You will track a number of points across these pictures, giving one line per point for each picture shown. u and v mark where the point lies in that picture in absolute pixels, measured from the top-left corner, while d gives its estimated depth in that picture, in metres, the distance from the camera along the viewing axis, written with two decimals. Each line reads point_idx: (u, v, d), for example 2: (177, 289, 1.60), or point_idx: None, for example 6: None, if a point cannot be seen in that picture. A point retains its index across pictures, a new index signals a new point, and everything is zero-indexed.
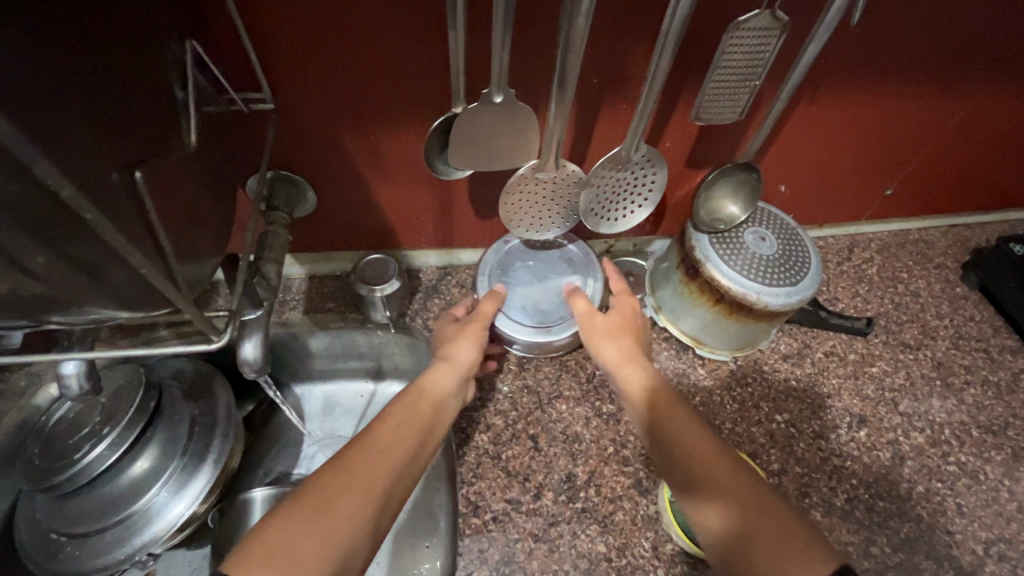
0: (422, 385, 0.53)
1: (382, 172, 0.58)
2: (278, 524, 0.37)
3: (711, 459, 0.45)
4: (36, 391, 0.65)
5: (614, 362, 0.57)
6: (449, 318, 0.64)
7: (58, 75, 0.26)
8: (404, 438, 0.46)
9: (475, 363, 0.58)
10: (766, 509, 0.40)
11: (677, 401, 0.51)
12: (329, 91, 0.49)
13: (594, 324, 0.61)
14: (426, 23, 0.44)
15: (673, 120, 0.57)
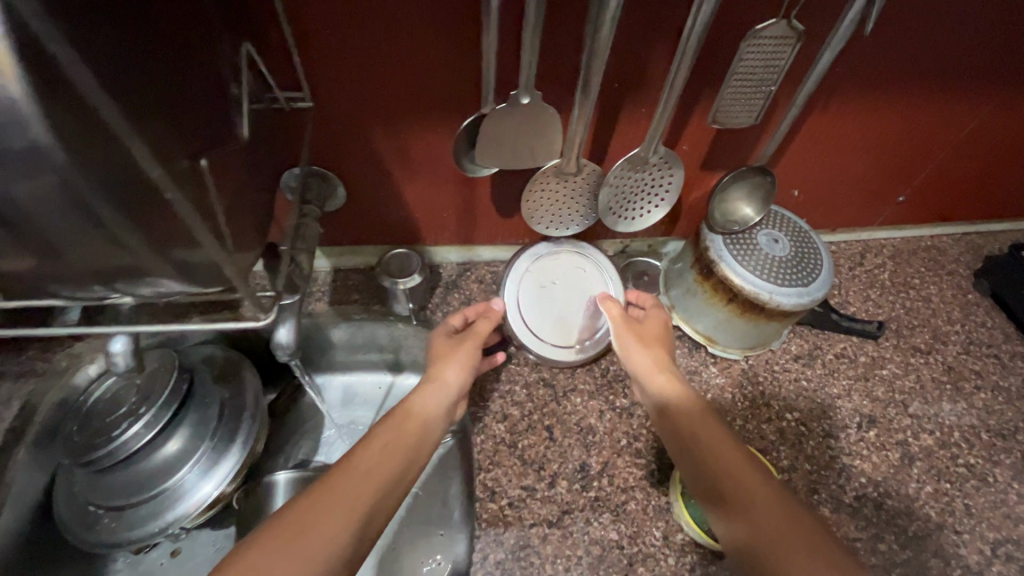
0: (410, 406, 0.54)
1: (409, 169, 0.61)
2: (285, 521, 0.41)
3: (731, 462, 0.46)
4: (76, 372, 0.68)
5: (645, 368, 0.58)
6: (442, 330, 0.63)
7: (151, 67, 0.29)
8: (387, 460, 0.47)
9: (461, 383, 0.58)
10: (797, 525, 0.40)
11: (708, 413, 0.52)
12: (364, 90, 0.52)
13: (627, 329, 0.62)
14: (460, 29, 0.47)
15: (690, 124, 0.59)
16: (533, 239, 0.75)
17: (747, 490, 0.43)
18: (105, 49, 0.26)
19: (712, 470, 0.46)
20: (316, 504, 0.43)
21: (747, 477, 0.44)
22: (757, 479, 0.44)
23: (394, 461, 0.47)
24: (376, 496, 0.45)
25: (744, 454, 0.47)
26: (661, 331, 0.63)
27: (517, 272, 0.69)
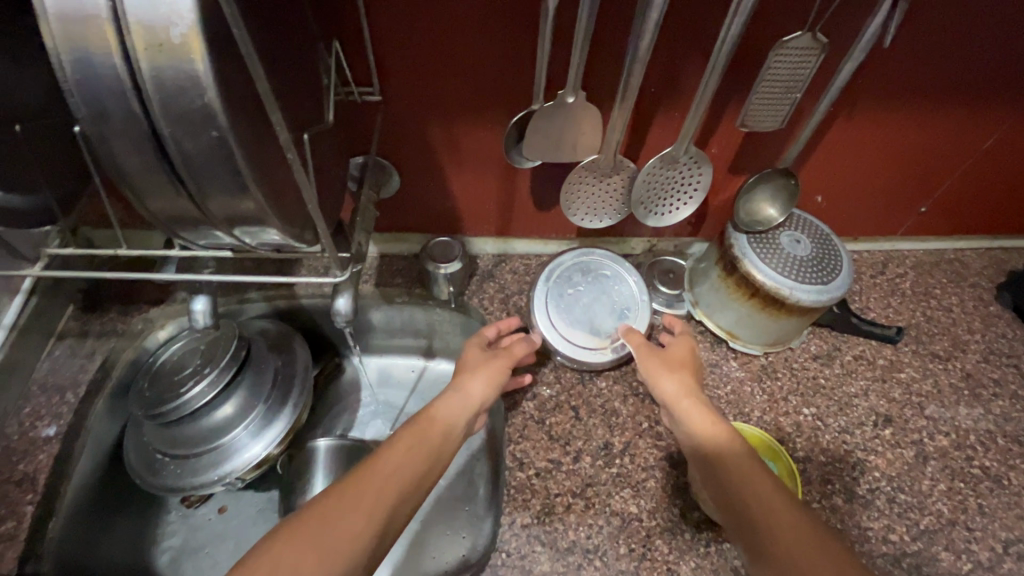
0: (434, 411, 0.55)
1: (457, 161, 0.67)
2: (324, 498, 0.44)
3: (767, 499, 0.47)
4: (147, 335, 0.75)
5: (672, 394, 0.58)
6: (477, 342, 0.67)
7: (284, 56, 0.35)
8: (409, 464, 0.49)
9: (488, 398, 0.60)
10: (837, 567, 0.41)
11: (742, 443, 0.52)
12: (426, 85, 0.58)
13: (654, 357, 0.62)
14: (516, 35, 0.53)
15: (721, 127, 0.64)
16: (567, 233, 0.80)
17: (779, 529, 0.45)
18: (263, 41, 0.32)
19: (747, 507, 0.47)
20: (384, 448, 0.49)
21: (779, 514, 0.46)
22: (790, 516, 0.45)
23: (416, 462, 0.50)
24: (419, 461, 0.50)
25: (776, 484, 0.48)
26: (688, 355, 0.63)
27: (544, 283, 0.73)
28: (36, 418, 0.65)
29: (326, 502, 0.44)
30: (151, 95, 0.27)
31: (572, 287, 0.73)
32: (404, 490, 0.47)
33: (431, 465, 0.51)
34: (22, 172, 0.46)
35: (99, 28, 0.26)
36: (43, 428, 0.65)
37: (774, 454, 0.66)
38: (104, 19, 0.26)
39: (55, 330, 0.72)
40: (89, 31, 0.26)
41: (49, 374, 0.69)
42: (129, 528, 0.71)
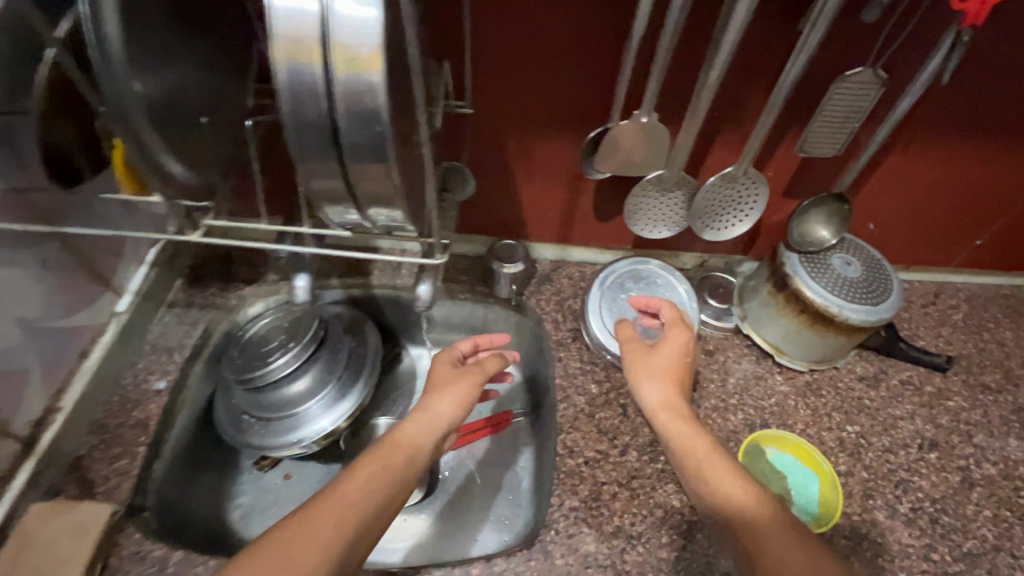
0: (400, 433, 0.57)
1: (529, 171, 0.74)
2: (282, 530, 0.46)
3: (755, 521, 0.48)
4: (242, 309, 0.84)
5: (653, 403, 0.59)
6: (448, 358, 0.68)
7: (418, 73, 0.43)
8: (369, 492, 0.50)
9: (456, 416, 0.61)
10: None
11: (719, 455, 0.53)
12: (512, 101, 0.65)
13: (640, 358, 0.63)
14: (600, 60, 0.59)
15: (779, 151, 0.69)
16: (623, 243, 0.85)
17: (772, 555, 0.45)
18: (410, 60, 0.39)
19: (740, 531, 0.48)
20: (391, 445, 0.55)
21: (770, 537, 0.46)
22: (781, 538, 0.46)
23: (377, 489, 0.51)
24: (385, 489, 0.51)
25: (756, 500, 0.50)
26: (678, 356, 0.63)
27: (598, 290, 0.79)
28: (149, 373, 0.74)
29: (289, 530, 0.46)
30: (337, 93, 0.34)
31: (624, 295, 0.78)
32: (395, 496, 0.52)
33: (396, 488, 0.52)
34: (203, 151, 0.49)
35: (308, 46, 0.33)
36: (154, 381, 0.74)
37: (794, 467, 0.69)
38: (313, 37, 0.33)
39: (166, 300, 0.81)
40: (305, 37, 0.33)
41: (159, 336, 0.78)
42: (212, 481, 0.78)
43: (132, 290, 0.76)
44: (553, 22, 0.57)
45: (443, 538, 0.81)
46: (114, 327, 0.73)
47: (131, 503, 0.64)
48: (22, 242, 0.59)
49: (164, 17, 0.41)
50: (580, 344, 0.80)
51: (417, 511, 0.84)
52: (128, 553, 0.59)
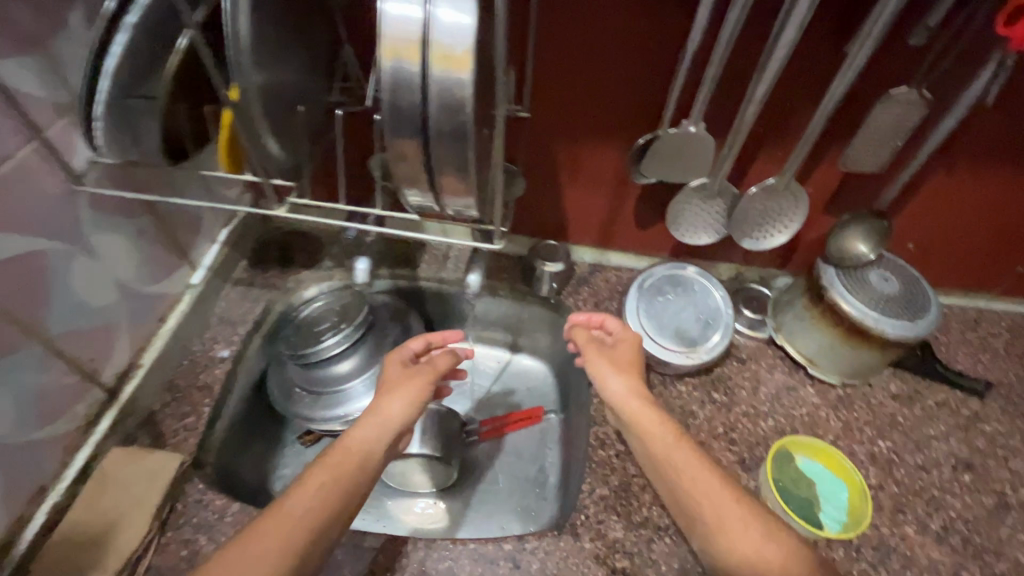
0: (348, 440, 0.60)
1: (576, 176, 0.77)
2: (227, 553, 0.50)
3: (719, 505, 0.55)
4: (301, 290, 0.91)
5: (620, 396, 0.64)
6: (398, 358, 0.69)
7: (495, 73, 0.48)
8: (318, 503, 0.54)
9: (408, 416, 0.64)
10: (781, 555, 0.51)
11: (684, 441, 0.60)
12: (567, 109, 0.69)
13: (599, 356, 0.68)
14: (654, 74, 0.63)
15: (821, 166, 0.71)
16: (662, 250, 0.88)
17: (731, 526, 0.54)
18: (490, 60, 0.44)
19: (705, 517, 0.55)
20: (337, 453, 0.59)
21: (728, 514, 0.54)
22: (740, 515, 0.54)
23: (325, 499, 0.55)
24: (333, 498, 0.55)
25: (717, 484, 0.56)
26: (633, 352, 0.68)
27: (636, 291, 0.81)
28: (214, 342, 0.81)
29: (246, 545, 0.51)
30: (430, 87, 0.39)
31: (661, 297, 0.81)
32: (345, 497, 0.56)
33: (346, 495, 0.56)
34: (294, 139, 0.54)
35: (409, 46, 0.38)
36: (219, 349, 0.80)
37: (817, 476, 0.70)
38: (415, 38, 0.38)
39: (231, 277, 0.88)
40: (410, 39, 0.38)
41: (225, 310, 0.84)
42: (260, 450, 0.83)
43: (204, 265, 0.83)
44: (612, 38, 0.61)
45: (474, 522, 0.85)
46: (189, 297, 0.80)
47: (196, 456, 0.70)
48: (124, 212, 0.66)
49: (278, 18, 0.47)
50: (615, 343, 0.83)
51: (446, 497, 0.87)
52: (192, 500, 0.65)
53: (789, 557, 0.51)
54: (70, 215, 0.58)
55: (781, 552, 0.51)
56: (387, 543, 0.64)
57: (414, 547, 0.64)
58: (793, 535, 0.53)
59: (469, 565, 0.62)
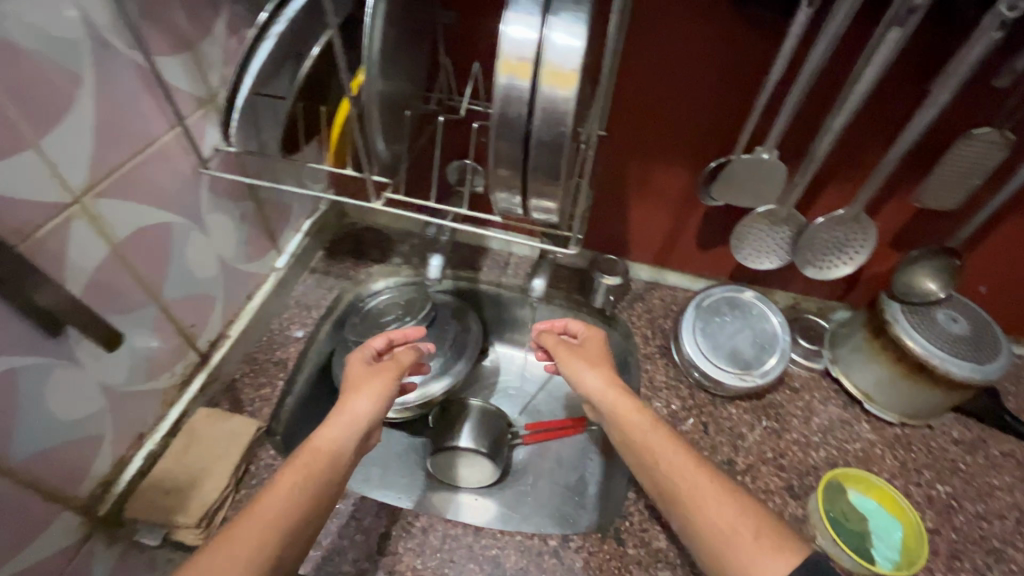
0: (315, 441, 0.58)
1: (643, 193, 0.80)
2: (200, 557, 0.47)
3: (692, 479, 0.56)
4: (370, 283, 0.96)
5: (598, 386, 0.67)
6: (362, 357, 0.70)
7: (589, 92, 0.52)
8: (292, 505, 0.52)
9: (375, 412, 0.63)
10: (755, 531, 0.51)
11: (659, 426, 0.62)
12: (643, 129, 0.72)
13: (572, 355, 0.71)
14: (731, 105, 0.66)
15: (892, 200, 0.72)
16: (720, 273, 0.90)
17: (705, 501, 0.54)
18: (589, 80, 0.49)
19: (678, 489, 0.56)
20: (299, 456, 0.56)
21: (704, 491, 0.55)
22: (714, 491, 0.55)
23: (298, 499, 0.53)
24: (307, 497, 0.53)
25: (691, 461, 0.58)
26: (602, 349, 0.73)
27: (692, 310, 0.83)
28: (291, 322, 0.87)
29: (210, 556, 0.47)
30: (538, 99, 0.44)
31: (717, 319, 0.82)
32: (317, 499, 0.54)
33: (316, 500, 0.54)
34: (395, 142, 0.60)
35: (523, 64, 0.43)
36: (295, 330, 0.87)
37: (867, 512, 0.69)
38: (529, 57, 0.43)
39: (309, 265, 0.95)
40: (524, 58, 0.43)
41: (302, 294, 0.92)
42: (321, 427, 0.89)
43: (288, 251, 0.90)
44: (694, 64, 0.63)
45: (514, 519, 0.85)
46: (274, 278, 0.87)
47: (269, 424, 0.76)
48: (234, 196, 0.74)
49: (399, 35, 0.53)
50: (667, 360, 0.85)
51: (487, 494, 0.87)
52: (264, 464, 0.70)
53: (761, 529, 0.51)
54: (193, 194, 0.66)
55: (754, 525, 0.51)
56: (438, 526, 0.67)
57: (463, 532, 0.67)
58: (765, 510, 0.53)
59: (514, 556, 0.65)
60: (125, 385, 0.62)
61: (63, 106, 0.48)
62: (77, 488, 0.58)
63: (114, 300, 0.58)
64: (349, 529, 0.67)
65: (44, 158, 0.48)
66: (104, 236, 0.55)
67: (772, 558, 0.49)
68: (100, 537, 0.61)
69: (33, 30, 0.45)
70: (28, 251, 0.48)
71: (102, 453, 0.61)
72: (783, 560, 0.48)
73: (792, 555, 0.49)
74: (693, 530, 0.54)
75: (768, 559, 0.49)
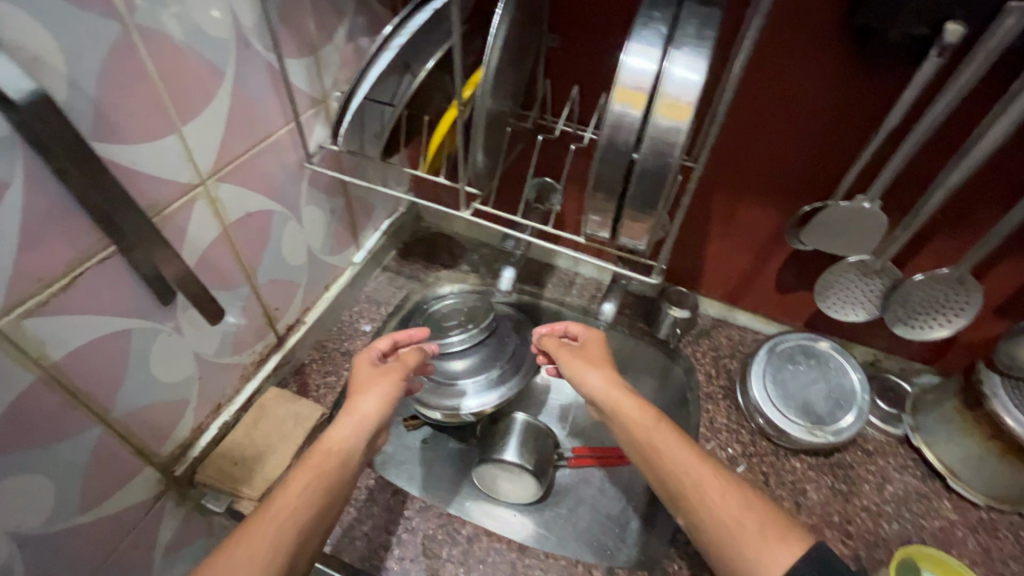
0: (327, 441, 0.58)
1: (727, 229, 0.79)
2: (217, 559, 0.46)
3: (696, 474, 0.54)
4: (436, 285, 0.99)
5: (602, 386, 0.65)
6: (366, 359, 0.68)
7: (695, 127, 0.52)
8: (306, 503, 0.52)
9: (382, 414, 0.62)
10: (761, 523, 0.49)
11: (662, 422, 0.60)
12: (736, 164, 0.71)
13: (574, 357, 0.69)
14: (834, 151, 0.64)
15: (1003, 265, 0.67)
16: (796, 320, 0.86)
17: (709, 495, 0.52)
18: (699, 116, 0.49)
19: (681, 486, 0.54)
20: (312, 455, 0.57)
21: (708, 486, 0.53)
22: (718, 486, 0.52)
23: (313, 499, 0.52)
24: (322, 493, 0.53)
25: (695, 456, 0.56)
26: (605, 351, 0.71)
27: (762, 356, 0.80)
28: (360, 317, 0.91)
29: (225, 558, 0.46)
30: (647, 129, 0.44)
31: (790, 368, 0.79)
32: (327, 501, 0.54)
33: (328, 498, 0.54)
34: (492, 157, 0.62)
35: (637, 95, 0.44)
36: (363, 324, 0.90)
37: None
38: (646, 88, 0.43)
39: (382, 263, 0.99)
40: (641, 87, 0.43)
41: (373, 290, 0.96)
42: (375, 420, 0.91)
43: (366, 248, 0.94)
44: (799, 106, 0.62)
45: (546, 543, 0.82)
46: (350, 272, 0.91)
47: (331, 411, 0.79)
48: (328, 191, 0.78)
49: (511, 57, 0.55)
50: (731, 403, 0.82)
51: (525, 513, 0.85)
52: None
53: (766, 522, 0.49)
54: (295, 186, 0.71)
55: (758, 517, 0.49)
56: (484, 537, 0.67)
57: (506, 549, 0.67)
58: (770, 504, 0.51)
59: None
60: (213, 356, 0.67)
61: (206, 98, 0.53)
62: (161, 447, 0.62)
63: (219, 277, 0.63)
64: (397, 525, 0.68)
65: (184, 143, 0.52)
66: (219, 217, 0.60)
67: (777, 550, 0.46)
68: (171, 495, 0.65)
69: (186, 27, 0.49)
70: (160, 224, 0.53)
71: (186, 416, 0.65)
72: (787, 552, 0.46)
73: (798, 548, 0.46)
74: (698, 528, 0.52)
75: (773, 552, 0.46)
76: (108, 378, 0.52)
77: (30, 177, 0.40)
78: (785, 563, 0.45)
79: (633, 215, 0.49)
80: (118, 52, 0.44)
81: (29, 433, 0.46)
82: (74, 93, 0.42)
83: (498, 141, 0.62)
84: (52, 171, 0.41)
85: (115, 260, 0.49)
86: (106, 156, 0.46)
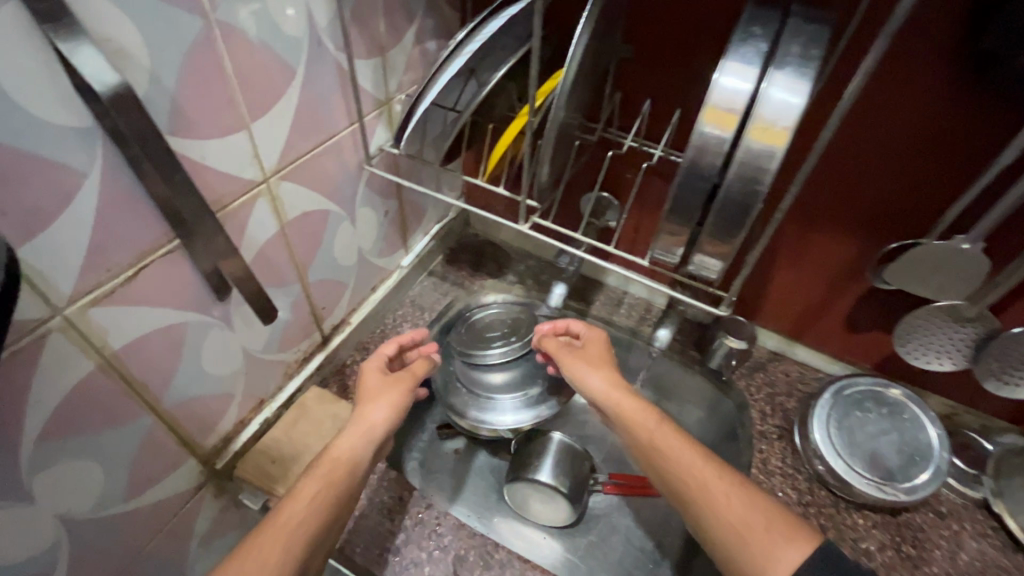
0: (333, 450, 0.56)
1: (795, 260, 0.73)
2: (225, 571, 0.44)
3: (699, 473, 0.51)
4: (483, 291, 0.95)
5: (602, 390, 0.61)
6: (376, 365, 0.66)
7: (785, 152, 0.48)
8: (312, 515, 0.50)
9: (392, 420, 0.61)
10: (767, 521, 0.47)
11: (664, 421, 0.56)
12: (816, 193, 0.66)
13: (574, 358, 0.65)
14: (932, 185, 0.59)
15: None
16: (865, 362, 0.80)
17: (713, 493, 0.50)
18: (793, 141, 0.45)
19: (683, 486, 0.52)
20: (317, 462, 0.55)
21: (710, 481, 0.51)
22: (722, 484, 0.50)
23: (320, 509, 0.50)
24: (331, 499, 0.52)
25: (699, 453, 0.53)
26: (604, 351, 0.67)
27: (826, 401, 0.74)
28: (404, 321, 0.91)
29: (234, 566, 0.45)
30: (738, 153, 0.40)
31: (858, 415, 0.72)
32: (337, 506, 0.52)
33: (335, 508, 0.52)
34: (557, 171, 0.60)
35: (729, 116, 0.40)
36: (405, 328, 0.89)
37: None
38: (739, 109, 0.40)
39: (428, 268, 0.98)
40: (734, 107, 0.40)
41: (417, 295, 0.95)
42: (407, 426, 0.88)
43: (414, 251, 0.94)
44: (896, 135, 0.57)
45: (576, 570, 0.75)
46: (397, 275, 0.90)
47: None
48: (383, 193, 0.78)
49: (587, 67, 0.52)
50: (788, 445, 0.76)
51: (555, 534, 0.80)
52: None
53: (771, 519, 0.47)
54: (352, 187, 0.70)
55: (763, 514, 0.47)
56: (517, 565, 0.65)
57: None
58: (770, 498, 0.49)
59: None
60: (260, 352, 0.67)
61: (277, 96, 0.53)
62: (204, 440, 0.62)
63: (273, 274, 0.63)
64: (430, 542, 0.67)
65: (252, 141, 0.52)
66: (278, 215, 0.60)
67: (784, 546, 0.45)
68: (210, 488, 0.65)
69: (262, 25, 0.49)
70: (223, 220, 0.53)
71: (230, 411, 0.65)
72: (795, 550, 0.44)
73: (805, 546, 0.45)
74: (702, 528, 0.50)
75: (781, 550, 0.45)
76: (162, 370, 0.52)
77: (106, 168, 0.41)
78: (792, 562, 0.44)
79: (711, 244, 0.46)
80: (199, 48, 0.44)
81: (87, 419, 0.47)
82: (156, 87, 0.42)
83: (565, 154, 0.59)
84: (127, 164, 0.42)
85: (178, 254, 0.49)
86: (180, 150, 0.46)
